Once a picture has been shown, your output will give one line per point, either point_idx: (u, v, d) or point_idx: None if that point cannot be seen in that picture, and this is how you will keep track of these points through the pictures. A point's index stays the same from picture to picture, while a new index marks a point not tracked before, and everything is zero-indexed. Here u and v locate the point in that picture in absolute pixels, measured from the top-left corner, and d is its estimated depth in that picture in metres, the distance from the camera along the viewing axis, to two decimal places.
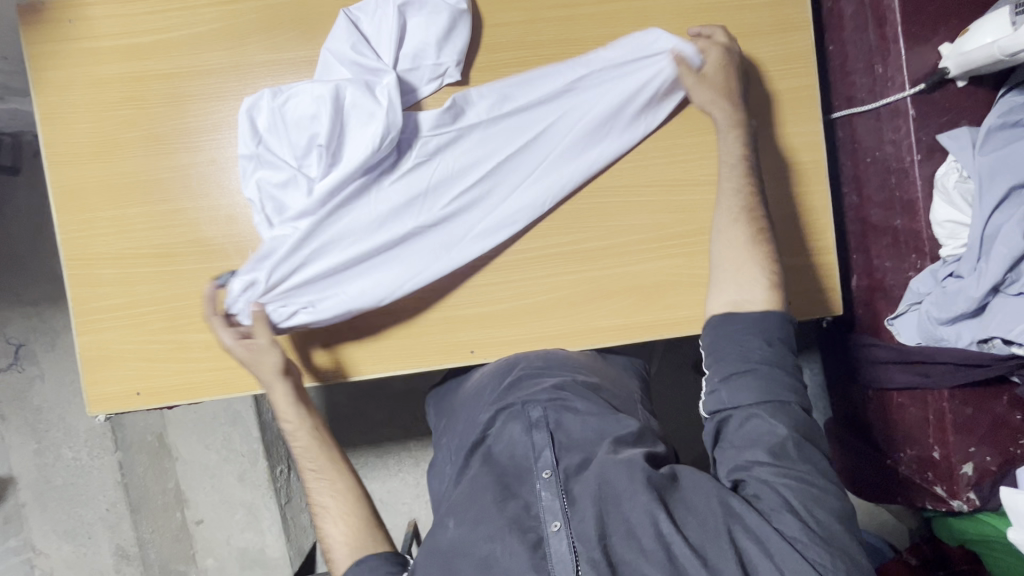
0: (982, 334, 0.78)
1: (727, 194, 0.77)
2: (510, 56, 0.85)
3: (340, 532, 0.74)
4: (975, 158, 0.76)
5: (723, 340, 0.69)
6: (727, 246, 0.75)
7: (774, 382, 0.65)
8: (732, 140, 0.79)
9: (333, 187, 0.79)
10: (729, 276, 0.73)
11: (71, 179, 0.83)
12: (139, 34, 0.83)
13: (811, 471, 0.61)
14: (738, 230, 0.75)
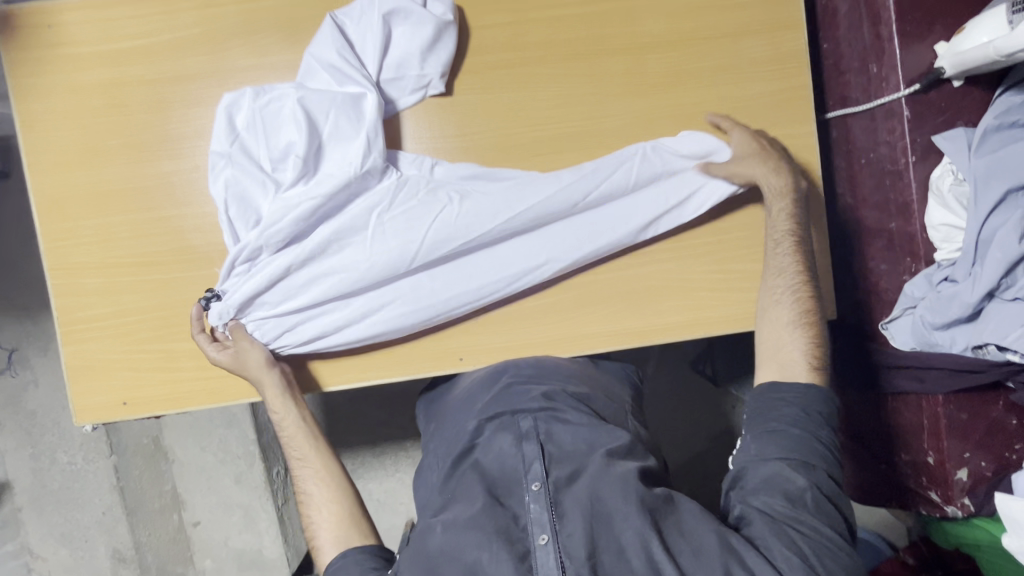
0: (977, 339, 0.77)
1: (777, 269, 0.77)
2: (497, 59, 0.83)
3: (326, 521, 0.77)
4: (970, 160, 0.75)
5: (766, 404, 0.70)
6: (775, 321, 0.75)
7: (806, 446, 0.67)
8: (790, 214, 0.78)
9: (298, 202, 0.78)
10: (771, 353, 0.74)
11: (54, 187, 0.83)
12: (118, 39, 0.82)
13: (821, 525, 0.62)
14: (787, 309, 0.75)
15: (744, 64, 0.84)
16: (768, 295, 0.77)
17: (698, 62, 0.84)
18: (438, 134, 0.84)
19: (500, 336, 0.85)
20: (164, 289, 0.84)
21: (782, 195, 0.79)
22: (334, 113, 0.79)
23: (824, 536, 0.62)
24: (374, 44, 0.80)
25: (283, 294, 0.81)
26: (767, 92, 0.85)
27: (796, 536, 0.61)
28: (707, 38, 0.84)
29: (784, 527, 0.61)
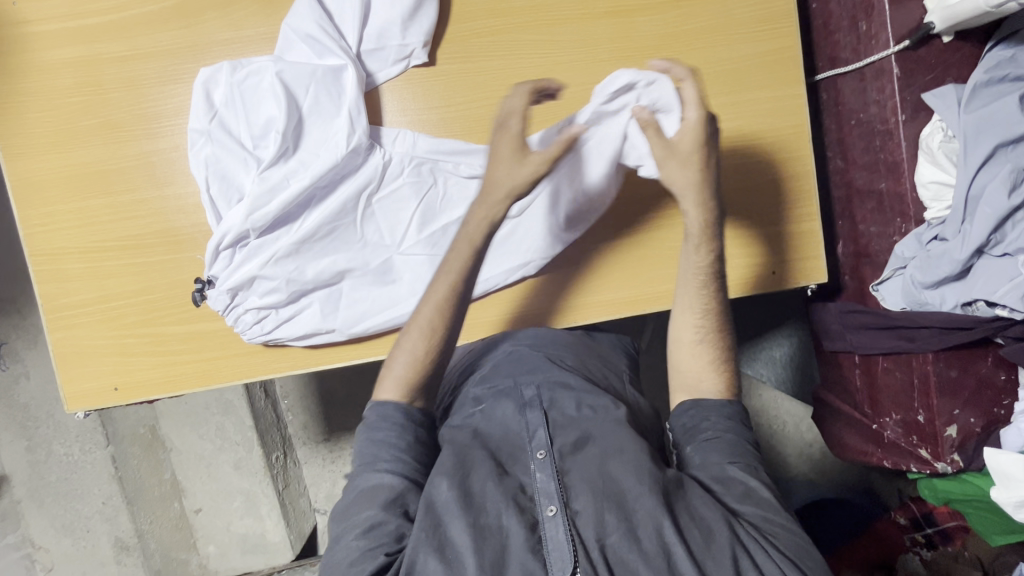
0: (966, 297, 0.78)
1: (693, 312, 0.71)
2: (479, 26, 0.81)
3: (402, 371, 0.68)
4: (960, 116, 0.75)
5: (694, 418, 0.68)
6: (691, 358, 0.71)
7: (739, 446, 0.66)
8: (699, 253, 0.71)
9: (283, 176, 0.77)
10: (682, 383, 0.71)
11: (29, 172, 0.80)
12: (88, 15, 0.79)
13: (795, 529, 0.61)
14: (708, 353, 0.71)
15: (731, 25, 0.83)
16: (684, 335, 0.72)
17: (685, 25, 0.82)
18: (421, 105, 0.82)
19: (494, 309, 0.85)
20: (150, 272, 0.83)
21: (705, 236, 0.71)
22: (313, 87, 0.77)
23: (806, 538, 0.61)
24: (356, 16, 0.79)
25: (273, 282, 0.80)
26: (757, 53, 0.83)
27: (783, 539, 0.60)
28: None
29: (761, 531, 0.60)
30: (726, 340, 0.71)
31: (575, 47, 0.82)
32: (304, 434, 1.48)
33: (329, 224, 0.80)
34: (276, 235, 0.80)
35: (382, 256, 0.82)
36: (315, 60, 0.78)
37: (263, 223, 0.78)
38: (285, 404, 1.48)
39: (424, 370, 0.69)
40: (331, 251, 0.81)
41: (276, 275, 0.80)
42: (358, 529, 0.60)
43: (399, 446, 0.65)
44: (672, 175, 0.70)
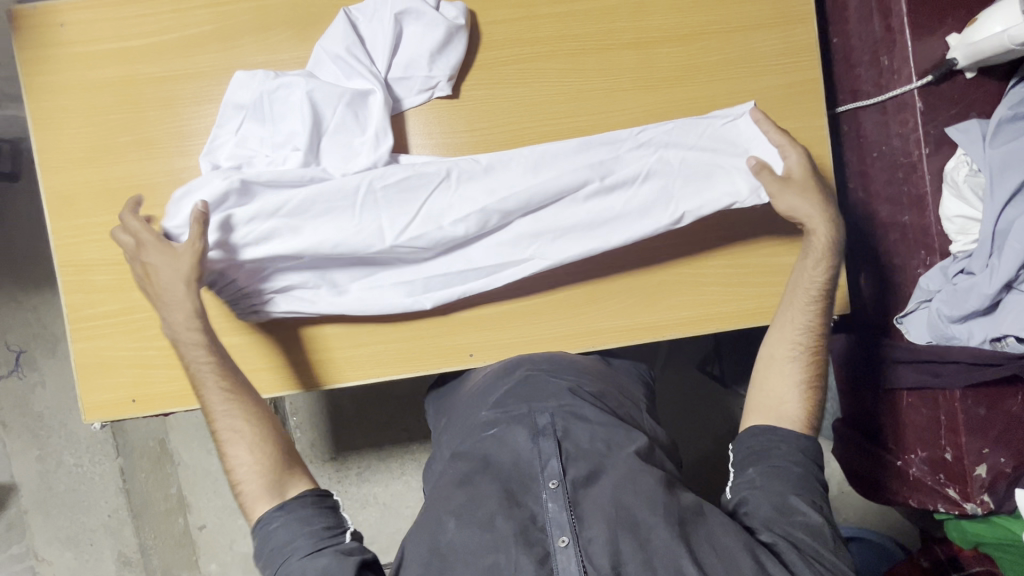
0: (995, 332, 0.76)
1: (794, 325, 0.75)
2: (506, 54, 0.83)
3: (253, 460, 0.71)
4: (985, 151, 0.75)
5: (765, 442, 0.69)
6: (777, 378, 0.73)
7: (806, 481, 0.67)
8: (815, 268, 0.76)
9: (296, 189, 0.78)
10: (766, 404, 0.73)
11: (64, 185, 0.83)
12: (130, 37, 0.82)
13: (841, 564, 0.62)
14: (795, 369, 0.73)
15: (753, 58, 0.84)
16: (778, 350, 0.75)
17: (707, 56, 0.84)
18: (446, 129, 0.84)
19: (512, 332, 0.85)
20: None
21: (822, 254, 0.76)
22: (340, 109, 0.79)
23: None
24: (388, 43, 0.80)
25: (293, 280, 0.81)
26: (779, 85, 0.84)
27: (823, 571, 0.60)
28: (717, 32, 0.84)
29: (811, 559, 0.60)
30: (820, 361, 0.74)
31: (598, 76, 0.84)
32: None
33: (337, 229, 0.78)
34: (313, 235, 0.78)
35: (383, 263, 0.82)
36: (344, 83, 0.80)
37: (275, 224, 0.77)
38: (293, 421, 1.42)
39: (268, 451, 0.72)
40: (331, 256, 0.79)
41: (285, 272, 0.80)
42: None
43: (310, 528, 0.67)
44: (785, 201, 0.77)
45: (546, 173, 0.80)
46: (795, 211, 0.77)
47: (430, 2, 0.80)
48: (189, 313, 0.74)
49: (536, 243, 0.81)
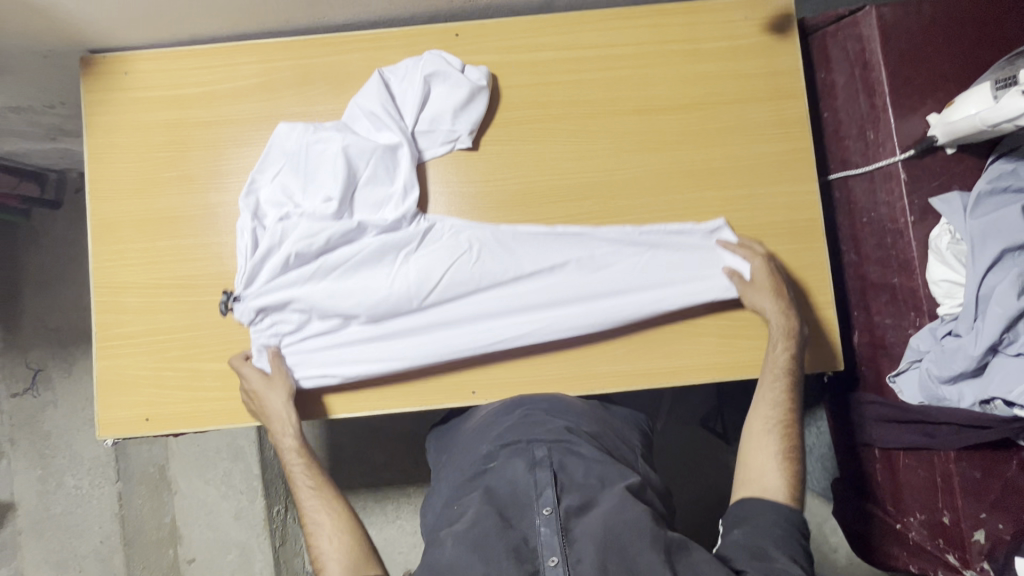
0: (984, 394, 0.78)
1: (767, 402, 0.79)
2: (521, 115, 0.91)
3: (334, 549, 0.74)
4: (966, 221, 0.79)
5: (747, 508, 0.71)
6: (757, 453, 0.75)
7: (787, 538, 0.67)
8: (781, 352, 0.81)
9: (327, 244, 0.85)
10: (749, 475, 0.74)
11: (109, 213, 0.90)
12: (184, 86, 0.91)
13: None
14: (772, 442, 0.75)
15: (749, 128, 0.91)
16: (756, 425, 0.77)
17: (707, 124, 0.91)
18: (463, 179, 0.90)
19: (514, 371, 0.88)
20: (199, 311, 0.89)
21: (781, 337, 0.82)
22: (373, 161, 0.86)
23: None
24: (417, 102, 0.88)
25: (318, 329, 0.88)
26: (773, 153, 0.91)
27: None
28: (716, 103, 0.91)
29: None
30: (794, 434, 0.76)
31: (605, 138, 0.91)
32: None
33: (363, 289, 0.86)
34: (331, 293, 0.86)
35: (404, 326, 0.88)
36: (374, 134, 0.87)
37: (299, 275, 0.86)
38: None
39: (346, 544, 0.74)
40: (365, 317, 0.87)
41: (299, 321, 0.87)
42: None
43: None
44: (750, 298, 0.85)
45: (540, 254, 0.88)
46: (758, 304, 0.84)
47: (456, 67, 0.88)
48: (285, 424, 0.83)
49: (532, 313, 0.88)
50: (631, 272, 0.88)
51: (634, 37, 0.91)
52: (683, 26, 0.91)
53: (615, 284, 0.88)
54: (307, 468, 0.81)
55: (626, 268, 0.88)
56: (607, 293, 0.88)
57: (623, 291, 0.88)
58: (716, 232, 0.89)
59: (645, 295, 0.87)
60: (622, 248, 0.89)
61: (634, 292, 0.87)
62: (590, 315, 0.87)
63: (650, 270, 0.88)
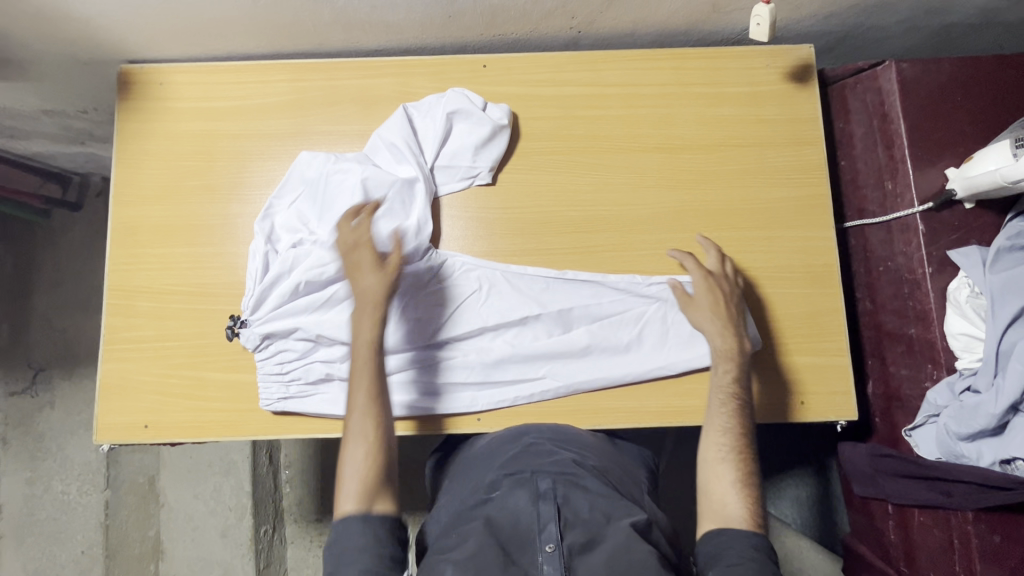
0: (1004, 454, 0.75)
1: (717, 429, 0.75)
2: (542, 146, 0.92)
3: (360, 482, 0.68)
4: (986, 275, 0.78)
5: (718, 545, 0.67)
6: (716, 480, 0.71)
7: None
8: (725, 377, 0.79)
9: (340, 273, 0.86)
10: (713, 506, 0.70)
11: (130, 217, 0.91)
12: (215, 99, 0.93)
13: None
14: (727, 470, 0.72)
15: (766, 171, 0.92)
16: (709, 452, 0.74)
17: (725, 165, 0.92)
18: (482, 204, 0.91)
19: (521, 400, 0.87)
20: (209, 319, 0.89)
21: (722, 360, 0.80)
22: (391, 195, 0.87)
23: None
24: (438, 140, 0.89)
25: (321, 359, 0.87)
26: (790, 198, 0.92)
27: None
28: (735, 146, 0.92)
29: None
30: None
31: (624, 173, 0.92)
32: (297, 510, 1.42)
33: None
34: (338, 321, 0.85)
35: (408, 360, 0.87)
36: (393, 167, 0.89)
37: (306, 303, 0.85)
38: (285, 475, 1.43)
39: (377, 465, 0.69)
40: None
41: (304, 350, 0.86)
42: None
43: (362, 548, 0.64)
44: (691, 317, 0.84)
45: (549, 297, 0.89)
46: (700, 323, 0.83)
47: (478, 104, 0.90)
48: (381, 283, 0.77)
49: (540, 359, 0.87)
50: (638, 322, 0.88)
51: (658, 78, 0.93)
52: (706, 69, 0.93)
53: (623, 334, 0.88)
54: (379, 294, 0.77)
55: (634, 317, 0.88)
56: (613, 341, 0.88)
57: (629, 340, 0.88)
58: None
59: (649, 345, 0.88)
60: (631, 298, 0.89)
61: (641, 343, 0.88)
62: (594, 364, 0.87)
63: (657, 321, 0.88)
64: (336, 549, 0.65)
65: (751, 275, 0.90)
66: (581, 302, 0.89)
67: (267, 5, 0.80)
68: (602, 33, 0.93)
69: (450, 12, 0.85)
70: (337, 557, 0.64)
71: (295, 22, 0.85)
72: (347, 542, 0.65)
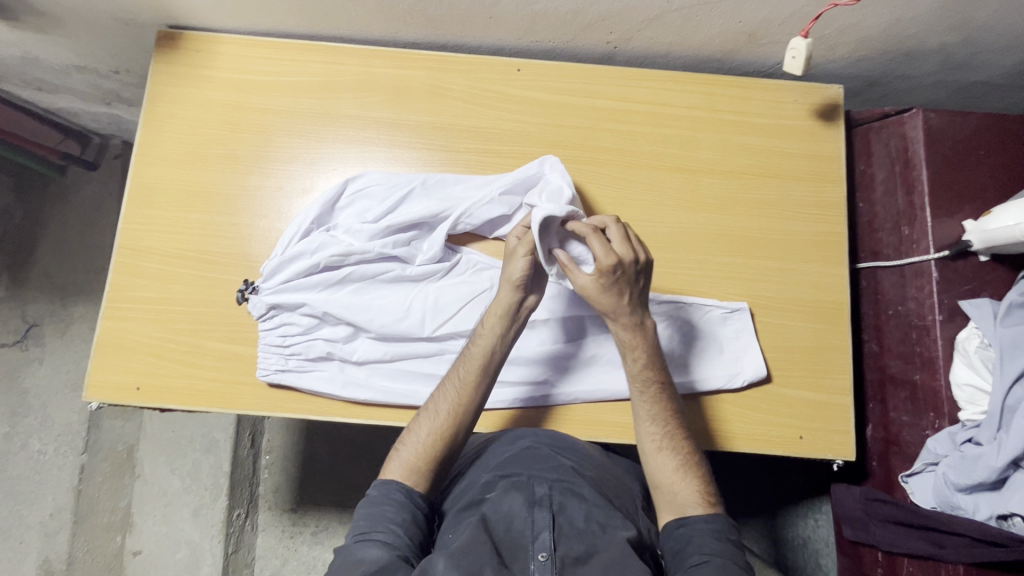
0: (1002, 509, 0.74)
1: (645, 419, 0.76)
2: (568, 154, 0.93)
3: (417, 444, 0.73)
4: (996, 328, 0.78)
5: (681, 539, 0.69)
6: (660, 471, 0.74)
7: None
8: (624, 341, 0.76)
9: (356, 257, 0.87)
10: (669, 499, 0.73)
11: (150, 178, 0.91)
12: (250, 71, 0.93)
13: None
14: (668, 458, 0.74)
15: (787, 203, 0.93)
16: (647, 444, 0.76)
17: (746, 193, 0.93)
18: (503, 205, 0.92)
19: (520, 404, 0.86)
20: (216, 288, 0.88)
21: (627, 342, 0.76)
22: (423, 198, 0.90)
23: None
24: (494, 189, 0.88)
25: (324, 339, 0.87)
26: (808, 232, 0.92)
27: None
28: (758, 175, 0.93)
29: None
30: None
31: (646, 190, 0.92)
32: (272, 498, 1.38)
33: (378, 306, 0.87)
34: (346, 304, 0.86)
35: (409, 349, 0.88)
36: (446, 188, 0.90)
37: (319, 281, 0.86)
38: (265, 460, 1.39)
39: (430, 456, 0.73)
40: (375, 333, 0.87)
41: (308, 326, 0.87)
42: (359, 529, 0.67)
43: (398, 521, 0.67)
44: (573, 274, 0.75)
45: (560, 304, 0.88)
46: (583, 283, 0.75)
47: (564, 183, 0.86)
48: (472, 363, 0.76)
49: (544, 364, 0.87)
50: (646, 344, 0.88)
51: (688, 101, 0.94)
52: (737, 97, 0.94)
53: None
54: (466, 372, 0.76)
55: None
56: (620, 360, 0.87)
57: None
58: (737, 313, 0.89)
59: None
60: None
61: None
62: (595, 377, 0.86)
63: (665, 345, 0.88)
64: (373, 507, 0.68)
65: (762, 305, 0.90)
66: (592, 315, 0.89)
67: None
68: (638, 50, 0.94)
69: (492, 12, 0.86)
70: (372, 508, 0.68)
71: (338, 5, 0.86)
72: (382, 512, 0.68)
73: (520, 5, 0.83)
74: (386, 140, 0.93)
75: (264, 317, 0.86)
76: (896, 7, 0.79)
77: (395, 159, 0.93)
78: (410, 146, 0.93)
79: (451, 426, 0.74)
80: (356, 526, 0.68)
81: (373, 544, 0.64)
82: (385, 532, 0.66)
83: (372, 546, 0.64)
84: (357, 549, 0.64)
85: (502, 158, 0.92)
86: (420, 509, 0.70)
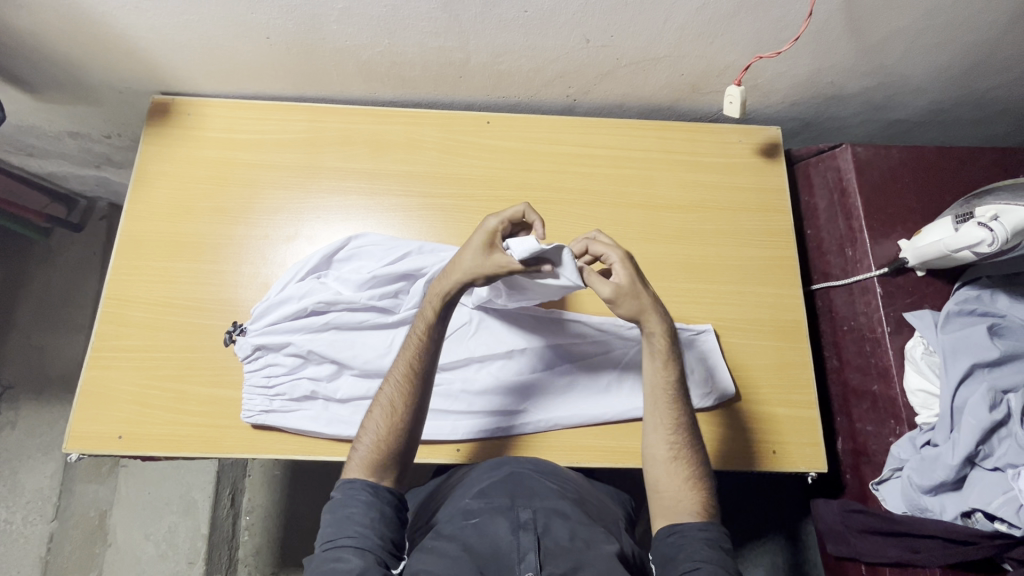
0: (965, 507, 0.78)
1: (662, 428, 0.77)
2: (537, 196, 1.00)
3: (373, 439, 0.74)
4: (938, 335, 0.85)
5: (673, 546, 0.70)
6: (667, 478, 0.75)
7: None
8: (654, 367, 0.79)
9: (339, 304, 0.90)
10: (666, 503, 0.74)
11: (138, 231, 0.95)
12: (237, 131, 1.00)
13: None
14: (680, 467, 0.76)
15: (739, 232, 1.00)
16: (660, 453, 0.77)
17: (702, 224, 1.00)
18: None
19: (502, 434, 0.88)
20: (200, 333, 0.90)
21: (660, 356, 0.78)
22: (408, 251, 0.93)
23: None
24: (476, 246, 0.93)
25: (307, 378, 0.89)
26: (760, 257, 0.99)
27: None
28: (711, 208, 1.01)
29: None
30: None
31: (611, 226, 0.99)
32: (252, 562, 1.33)
33: (363, 347, 0.90)
34: (331, 344, 0.89)
35: None
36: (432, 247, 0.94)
37: (304, 323, 0.89)
38: (246, 520, 1.35)
39: (387, 449, 0.73)
40: (361, 370, 0.90)
41: (293, 366, 0.89)
42: (327, 536, 0.68)
43: (365, 523, 0.68)
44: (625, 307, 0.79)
45: (537, 333, 0.92)
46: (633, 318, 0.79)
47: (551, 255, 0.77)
48: (416, 347, 0.77)
49: (525, 393, 0.90)
50: (622, 373, 0.92)
51: (643, 144, 1.03)
52: (687, 140, 1.04)
53: (604, 375, 0.92)
54: (409, 356, 0.77)
55: (620, 368, 0.92)
56: (598, 388, 0.91)
57: (613, 387, 0.91)
58: (703, 334, 0.94)
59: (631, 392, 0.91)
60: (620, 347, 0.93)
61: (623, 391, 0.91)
62: (574, 405, 0.89)
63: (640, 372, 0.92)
64: (339, 512, 0.69)
65: (724, 327, 0.96)
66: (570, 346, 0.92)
67: (298, 51, 0.90)
68: (595, 102, 1.04)
69: (462, 72, 0.95)
70: (338, 512, 0.69)
71: (320, 69, 0.94)
72: (347, 516, 0.69)
73: (487, 65, 0.93)
74: (366, 190, 0.99)
75: (248, 358, 0.88)
76: (815, 57, 0.91)
77: (375, 206, 0.99)
78: (389, 194, 0.99)
79: (405, 414, 0.74)
80: (323, 534, 0.69)
81: (342, 551, 0.66)
82: (354, 536, 0.67)
83: (341, 554, 0.65)
84: (327, 558, 0.65)
85: (476, 201, 0.99)
86: (385, 501, 0.71)
